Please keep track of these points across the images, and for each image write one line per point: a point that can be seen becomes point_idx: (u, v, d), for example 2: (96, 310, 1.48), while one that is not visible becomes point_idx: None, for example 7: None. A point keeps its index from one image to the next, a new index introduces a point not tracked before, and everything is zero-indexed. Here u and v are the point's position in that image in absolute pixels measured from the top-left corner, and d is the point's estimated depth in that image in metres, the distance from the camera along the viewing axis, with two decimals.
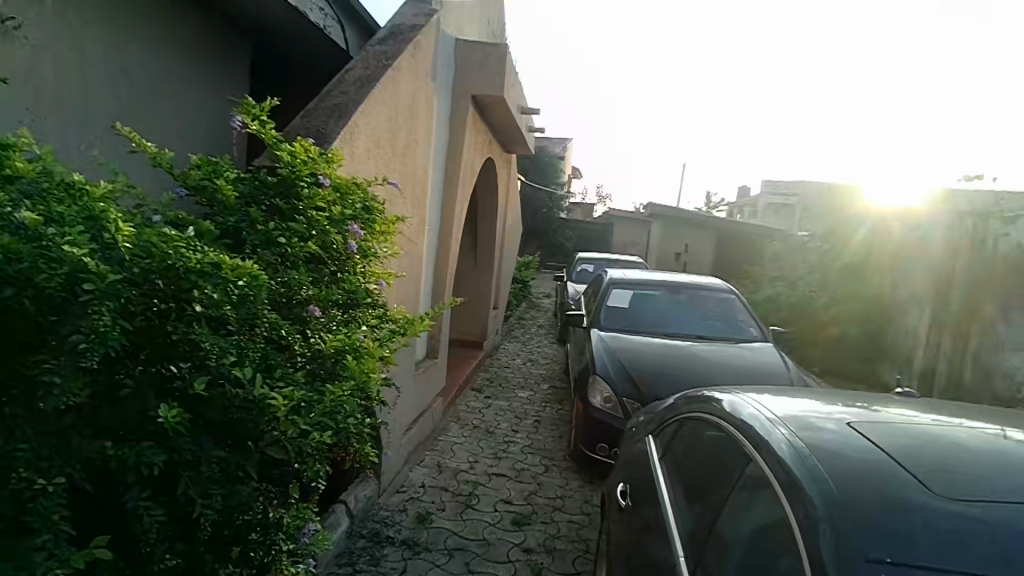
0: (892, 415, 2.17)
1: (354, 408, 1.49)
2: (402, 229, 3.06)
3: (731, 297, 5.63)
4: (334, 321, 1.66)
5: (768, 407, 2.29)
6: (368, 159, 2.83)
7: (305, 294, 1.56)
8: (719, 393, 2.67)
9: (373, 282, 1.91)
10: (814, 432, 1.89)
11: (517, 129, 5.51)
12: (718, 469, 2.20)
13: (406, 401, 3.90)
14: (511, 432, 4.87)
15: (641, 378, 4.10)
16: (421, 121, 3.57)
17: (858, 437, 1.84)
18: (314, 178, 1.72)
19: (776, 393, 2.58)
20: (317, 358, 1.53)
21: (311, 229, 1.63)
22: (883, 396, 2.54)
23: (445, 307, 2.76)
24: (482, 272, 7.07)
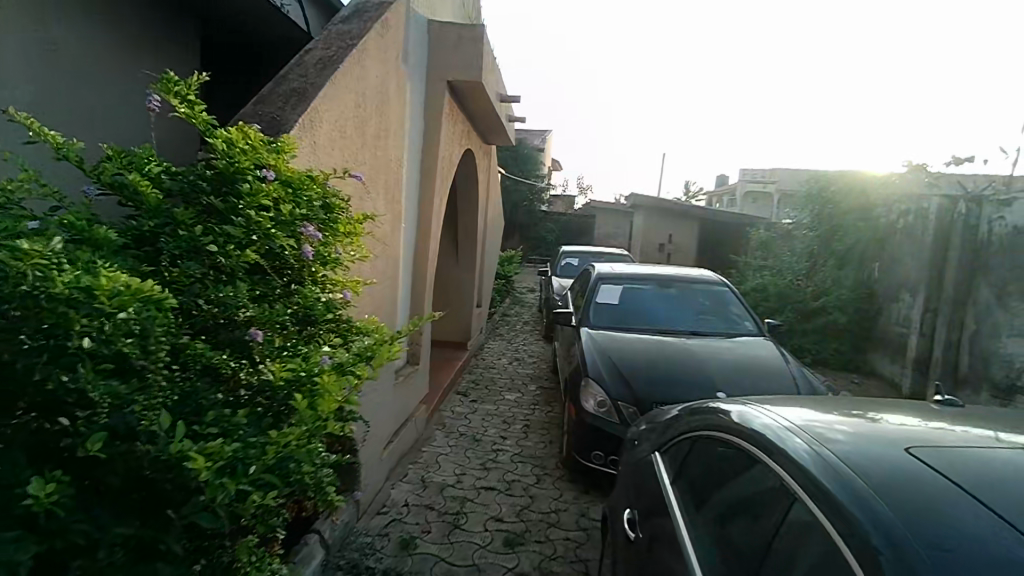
0: (908, 424, 2.02)
1: (309, 456, 1.19)
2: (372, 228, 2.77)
3: (722, 289, 5.42)
4: (286, 344, 1.37)
5: (782, 417, 2.09)
6: (332, 150, 2.54)
7: (246, 315, 1.26)
8: (726, 403, 2.46)
9: (335, 292, 1.64)
10: (837, 447, 1.76)
11: (497, 118, 5.25)
12: (739, 490, 1.98)
13: (386, 413, 3.62)
14: (500, 439, 4.61)
15: (635, 379, 3.87)
16: (393, 110, 3.27)
17: (886, 454, 1.70)
18: (257, 171, 1.41)
19: (787, 400, 2.37)
20: (264, 393, 1.24)
21: (250, 233, 1.29)
22: (897, 401, 2.35)
23: (421, 314, 2.48)
24: (463, 269, 6.80)
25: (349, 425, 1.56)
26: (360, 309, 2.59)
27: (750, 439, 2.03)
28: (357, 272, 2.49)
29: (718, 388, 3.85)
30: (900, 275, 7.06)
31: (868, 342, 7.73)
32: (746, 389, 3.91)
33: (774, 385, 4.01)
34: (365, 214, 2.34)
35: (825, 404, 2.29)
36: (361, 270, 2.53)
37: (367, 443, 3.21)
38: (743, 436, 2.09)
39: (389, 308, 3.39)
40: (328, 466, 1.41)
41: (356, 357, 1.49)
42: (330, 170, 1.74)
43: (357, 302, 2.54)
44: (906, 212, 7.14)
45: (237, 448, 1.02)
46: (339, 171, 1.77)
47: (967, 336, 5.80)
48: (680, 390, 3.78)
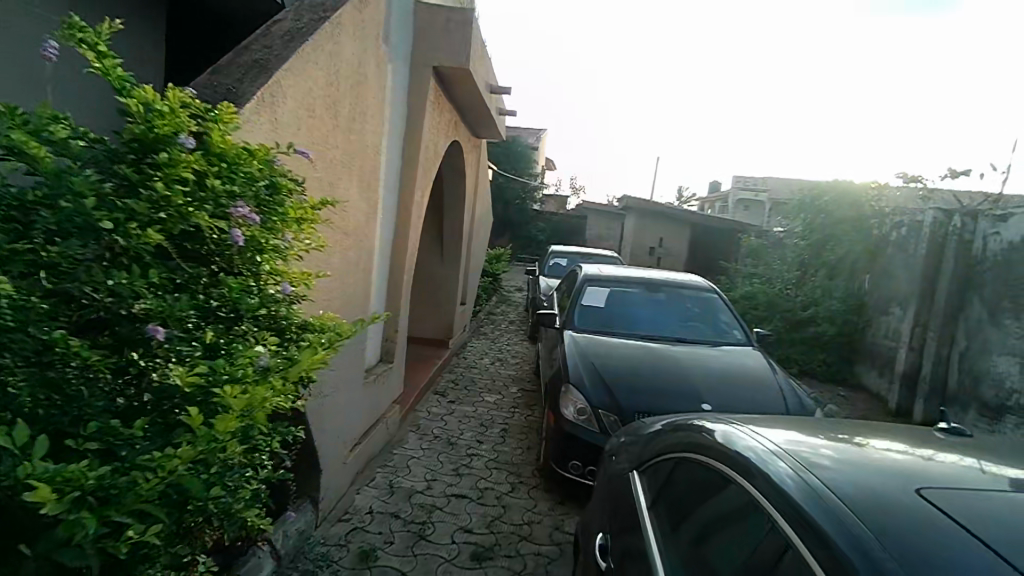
0: (896, 452, 1.89)
1: (218, 477, 1.01)
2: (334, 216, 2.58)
3: (712, 296, 5.27)
4: (201, 345, 1.17)
5: (766, 438, 1.95)
6: (298, 129, 2.34)
7: (140, 308, 1.05)
8: (711, 421, 2.30)
9: (276, 284, 1.45)
10: (824, 473, 1.63)
11: (485, 109, 5.07)
12: (718, 516, 1.83)
13: (354, 413, 3.41)
14: (476, 443, 4.41)
15: (617, 387, 3.70)
16: (370, 91, 3.07)
17: (873, 482, 1.57)
18: (176, 138, 1.20)
19: (772, 421, 2.23)
20: (166, 405, 1.07)
21: (159, 210, 1.10)
22: (884, 426, 2.21)
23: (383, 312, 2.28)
24: (447, 265, 6.62)
25: (280, 435, 1.36)
26: (313, 303, 2.38)
27: (731, 462, 1.89)
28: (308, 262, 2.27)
29: (702, 399, 3.67)
30: (891, 288, 6.96)
31: (856, 355, 7.62)
32: (732, 401, 3.74)
33: (761, 397, 3.85)
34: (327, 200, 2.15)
35: (809, 425, 2.16)
36: (312, 261, 2.32)
37: (330, 445, 3.01)
38: (723, 458, 1.95)
39: (356, 304, 3.19)
40: (248, 484, 1.21)
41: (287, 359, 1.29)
42: (276, 146, 1.54)
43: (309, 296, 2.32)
44: (899, 224, 7.05)
45: (106, 472, 0.81)
46: (286, 147, 1.57)
47: (958, 353, 5.69)
48: (663, 400, 3.61)
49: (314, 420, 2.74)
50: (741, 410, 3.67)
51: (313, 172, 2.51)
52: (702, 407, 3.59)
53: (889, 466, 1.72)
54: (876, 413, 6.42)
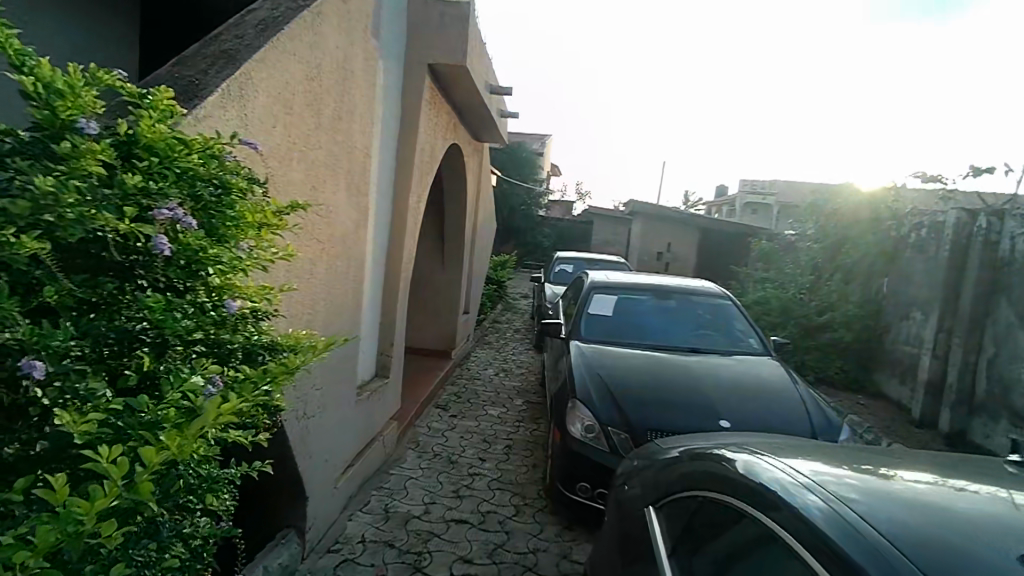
0: (928, 482, 1.73)
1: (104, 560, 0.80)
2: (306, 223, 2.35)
3: (725, 302, 5.02)
4: (125, 379, 0.99)
5: (793, 469, 1.81)
6: (273, 126, 2.13)
7: (8, 336, 0.84)
8: (732, 452, 2.10)
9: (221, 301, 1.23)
10: (856, 505, 1.51)
11: (485, 110, 4.87)
12: (739, 557, 1.66)
13: (346, 434, 3.16)
14: (478, 461, 4.17)
15: (627, 403, 3.45)
16: (359, 88, 2.87)
17: (909, 515, 1.45)
18: (77, 125, 0.99)
19: (792, 451, 2.05)
20: (69, 451, 0.90)
21: (41, 212, 0.88)
22: (918, 460, 1.98)
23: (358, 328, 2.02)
24: (448, 273, 6.41)
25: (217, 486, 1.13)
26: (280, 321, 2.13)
27: (754, 497, 1.72)
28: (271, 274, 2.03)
29: (721, 415, 3.40)
30: (911, 292, 6.68)
31: (874, 361, 7.33)
32: (753, 416, 3.46)
33: (783, 411, 3.57)
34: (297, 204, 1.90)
35: (833, 457, 1.97)
36: (278, 272, 2.09)
37: (316, 471, 2.76)
38: (745, 493, 1.77)
39: (343, 317, 2.95)
40: (164, 556, 0.98)
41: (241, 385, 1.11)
42: (219, 136, 1.34)
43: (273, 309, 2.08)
44: (919, 225, 6.76)
45: None
46: (233, 138, 1.36)
47: (985, 360, 5.41)
48: (678, 417, 3.34)
49: (294, 446, 2.48)
50: (762, 426, 3.39)
51: (291, 175, 2.29)
52: (721, 424, 3.32)
53: (927, 498, 1.58)
54: (899, 423, 6.13)
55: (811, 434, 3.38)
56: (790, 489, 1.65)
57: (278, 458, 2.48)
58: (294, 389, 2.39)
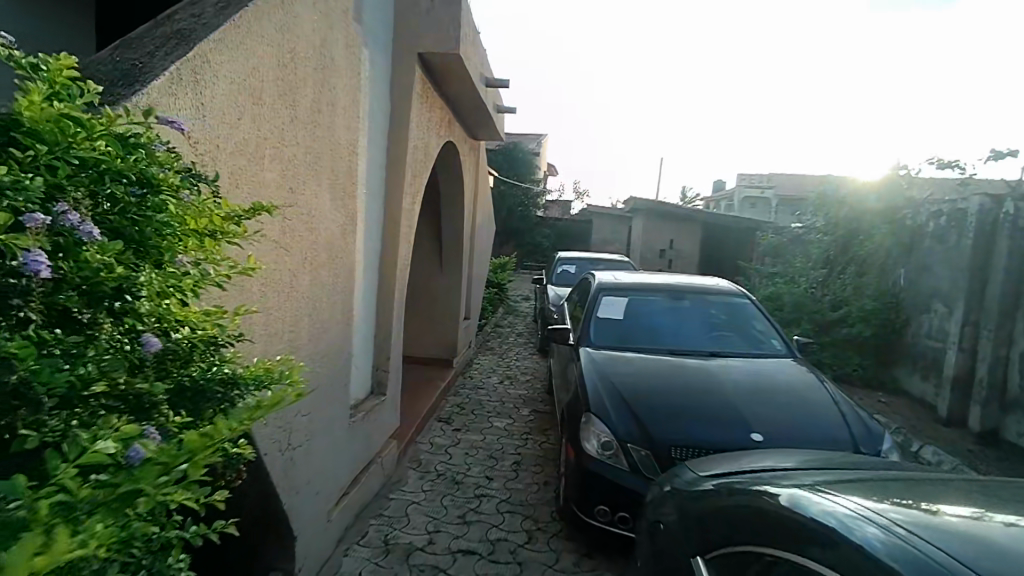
0: (980, 516, 1.45)
1: None
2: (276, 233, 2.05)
3: (742, 301, 4.72)
4: (21, 440, 0.74)
5: (844, 501, 1.58)
6: (240, 117, 1.85)
7: None
8: (775, 485, 1.83)
9: (142, 342, 0.95)
10: (929, 542, 1.29)
11: (481, 104, 4.58)
12: None
13: (338, 461, 2.85)
14: (485, 481, 3.86)
15: (647, 417, 3.15)
16: (341, 79, 2.57)
17: (993, 549, 1.24)
18: None
19: (833, 483, 1.78)
20: None
21: None
22: (972, 492, 1.69)
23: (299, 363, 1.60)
24: (447, 278, 6.12)
25: None
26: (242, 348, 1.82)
27: (808, 547, 1.43)
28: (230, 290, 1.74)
29: (752, 428, 3.09)
30: (931, 283, 6.41)
31: (893, 356, 7.05)
32: (786, 426, 3.16)
33: (816, 420, 3.26)
34: (266, 208, 1.38)
35: (873, 491, 1.68)
36: (241, 286, 1.79)
37: (305, 506, 2.47)
38: (795, 538, 1.50)
39: (331, 334, 2.66)
40: None
41: (164, 449, 0.82)
42: (137, 117, 1.09)
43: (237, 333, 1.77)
44: (937, 214, 6.50)
45: None
46: (150, 117, 1.11)
47: (1015, 354, 5.14)
48: (704, 431, 3.04)
49: (277, 481, 2.19)
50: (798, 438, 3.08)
51: (263, 174, 2.01)
52: (753, 438, 3.01)
53: (1002, 527, 1.37)
54: (924, 422, 5.86)
55: (852, 447, 3.08)
56: (848, 524, 1.42)
57: (261, 494, 2.19)
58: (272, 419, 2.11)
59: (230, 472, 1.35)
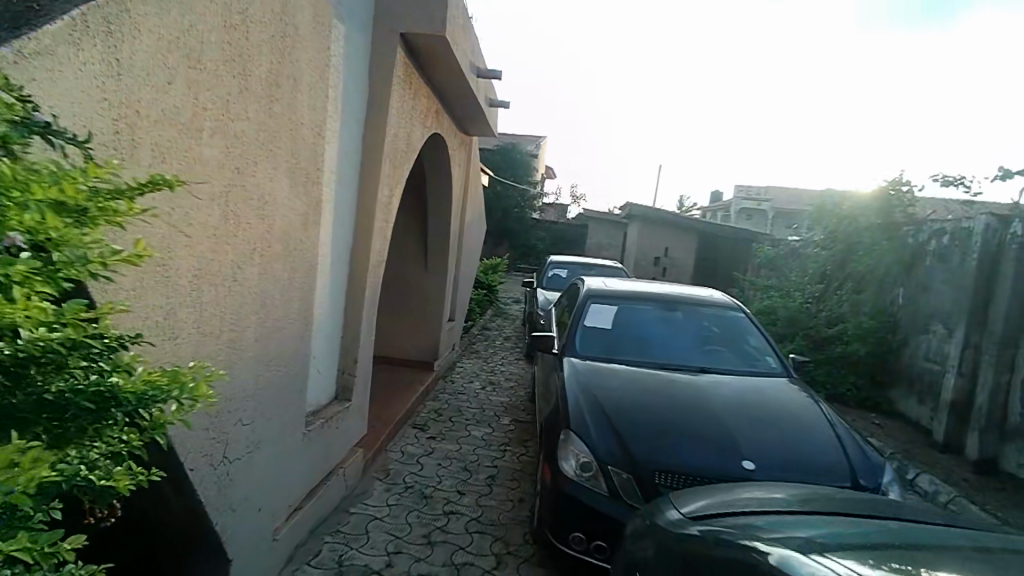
0: None
1: None
2: (207, 217, 1.80)
3: (737, 315, 4.48)
4: None
5: (841, 566, 1.34)
6: (170, 80, 1.59)
7: None
8: (762, 540, 1.59)
9: None
10: None
11: (472, 94, 4.33)
12: None
13: (288, 474, 2.58)
14: (455, 496, 3.60)
15: (631, 437, 2.89)
16: (305, 52, 2.32)
17: None
18: None
19: (827, 542, 1.55)
20: None
21: None
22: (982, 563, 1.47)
23: (214, 375, 1.34)
24: (432, 277, 5.87)
25: None
26: (153, 350, 1.61)
27: None
28: (129, 278, 1.49)
29: (744, 454, 2.82)
30: (931, 304, 6.22)
31: (889, 377, 6.83)
32: (781, 453, 2.88)
33: (814, 447, 3.00)
34: (177, 180, 1.15)
35: (870, 555, 1.46)
36: (161, 283, 1.62)
37: (243, 525, 2.21)
38: None
39: (284, 333, 2.41)
40: None
41: None
42: None
43: (147, 334, 1.57)
44: (939, 232, 6.31)
45: None
46: None
47: (1016, 381, 4.94)
48: (692, 456, 2.78)
49: (207, 497, 1.93)
50: (794, 467, 2.80)
51: (200, 150, 1.75)
52: (745, 466, 2.75)
53: None
54: (919, 447, 5.66)
55: (852, 480, 2.81)
56: None
57: (188, 510, 1.94)
58: (198, 429, 1.85)
59: (98, 507, 1.10)
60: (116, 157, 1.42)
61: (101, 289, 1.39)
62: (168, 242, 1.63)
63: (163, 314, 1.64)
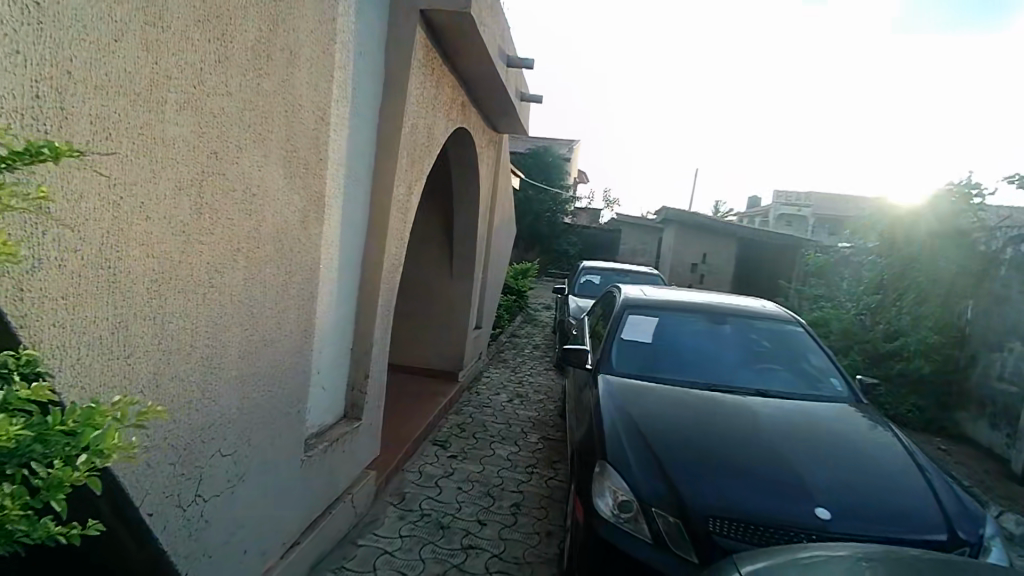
0: None
1: None
2: (170, 209, 1.49)
3: (794, 331, 4.00)
4: None
5: None
6: (117, 37, 1.28)
7: None
8: None
9: None
10: None
11: (500, 83, 3.97)
12: None
13: (281, 507, 2.26)
14: (476, 528, 3.23)
15: (679, 474, 2.48)
16: (305, 21, 2.01)
17: None
18: None
19: None
20: None
21: None
22: None
23: (154, 413, 1.04)
24: (457, 283, 5.54)
25: None
26: (93, 373, 1.31)
27: None
28: (56, 283, 1.19)
29: (815, 500, 2.37)
30: (1008, 319, 5.62)
31: (955, 398, 6.23)
32: (859, 498, 2.43)
33: (899, 491, 2.53)
34: (70, 148, 0.85)
35: None
36: (107, 291, 1.32)
37: (221, 570, 1.89)
38: None
39: (279, 346, 2.10)
40: None
41: None
42: None
43: (85, 354, 1.28)
44: (1017, 238, 5.70)
45: None
46: None
47: None
48: (751, 500, 2.35)
49: (172, 543, 1.62)
50: (876, 516, 2.34)
51: (164, 129, 1.45)
52: (819, 514, 2.30)
53: None
54: (994, 478, 5.08)
55: (948, 533, 2.34)
56: None
57: (149, 561, 1.62)
58: (159, 465, 1.54)
59: None
60: (34, 128, 1.11)
61: (13, 298, 1.09)
62: (115, 238, 1.33)
63: (109, 329, 1.34)
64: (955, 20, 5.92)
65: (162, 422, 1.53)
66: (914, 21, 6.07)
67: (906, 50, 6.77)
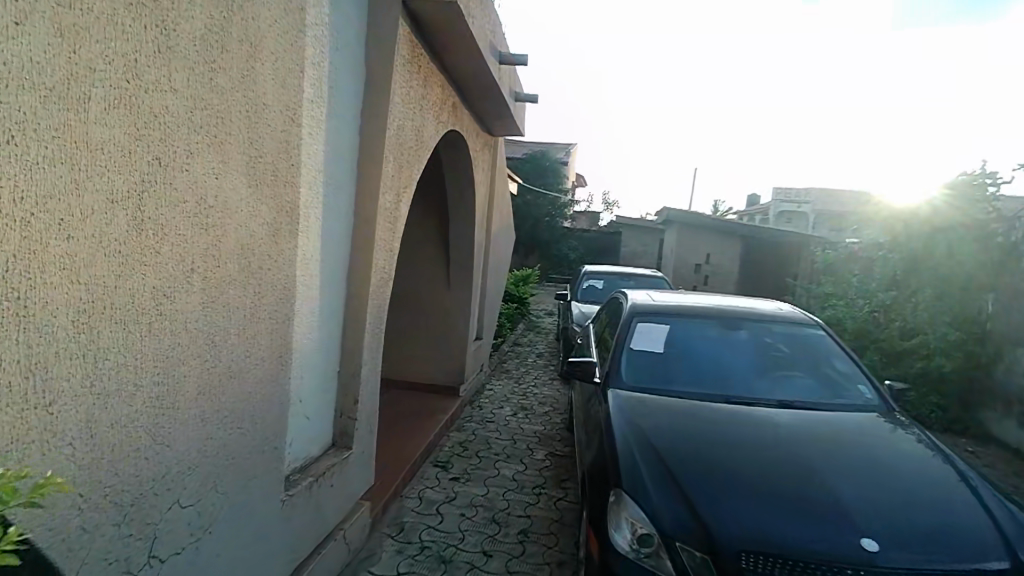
0: None
1: None
2: (101, 226, 1.26)
3: (814, 334, 3.74)
4: None
5: None
6: (17, 20, 1.04)
7: None
8: None
9: None
10: None
11: (492, 81, 3.74)
12: None
13: (260, 552, 2.02)
14: (481, 560, 2.98)
15: (704, 501, 2.22)
16: (267, 10, 1.78)
17: None
18: None
19: None
20: None
21: None
22: None
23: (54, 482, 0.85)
24: (455, 293, 5.30)
25: None
26: (0, 430, 1.07)
27: None
28: None
29: (859, 528, 2.11)
30: None
31: (977, 395, 5.99)
32: (907, 522, 2.17)
33: (950, 511, 2.27)
34: None
35: None
36: (15, 327, 1.08)
37: None
38: None
39: (251, 375, 1.86)
40: None
41: None
42: None
43: None
44: None
45: None
46: None
47: None
48: (789, 530, 2.09)
49: None
50: (930, 543, 2.09)
51: (90, 131, 1.21)
52: (866, 545, 2.04)
53: None
54: None
55: (1010, 559, 2.08)
56: None
57: None
58: (101, 527, 1.30)
59: None
60: None
61: None
62: (24, 263, 1.09)
63: (22, 374, 1.10)
64: (955, 11, 5.67)
65: (102, 476, 1.30)
66: (912, 12, 5.82)
67: (909, 42, 6.55)
